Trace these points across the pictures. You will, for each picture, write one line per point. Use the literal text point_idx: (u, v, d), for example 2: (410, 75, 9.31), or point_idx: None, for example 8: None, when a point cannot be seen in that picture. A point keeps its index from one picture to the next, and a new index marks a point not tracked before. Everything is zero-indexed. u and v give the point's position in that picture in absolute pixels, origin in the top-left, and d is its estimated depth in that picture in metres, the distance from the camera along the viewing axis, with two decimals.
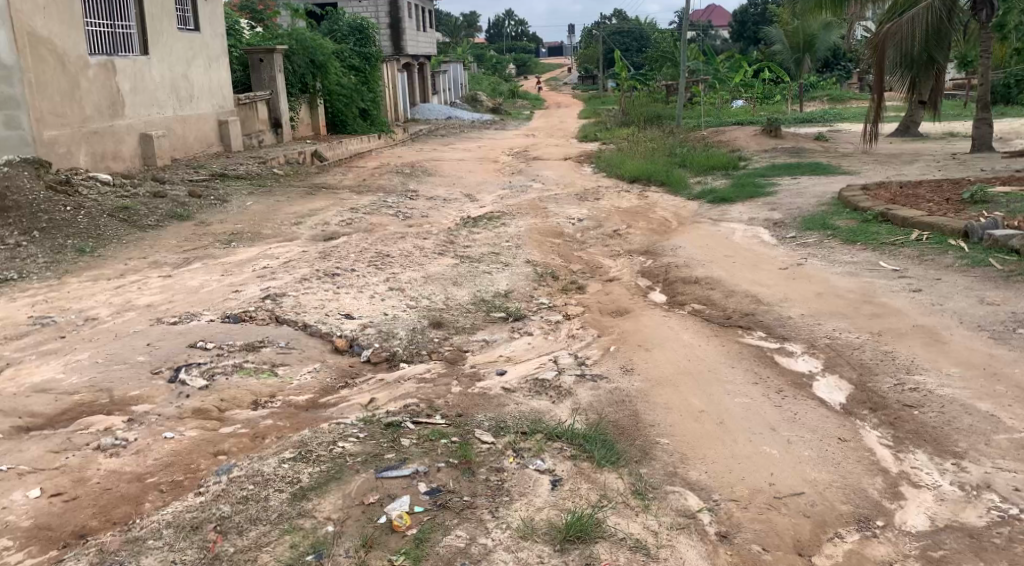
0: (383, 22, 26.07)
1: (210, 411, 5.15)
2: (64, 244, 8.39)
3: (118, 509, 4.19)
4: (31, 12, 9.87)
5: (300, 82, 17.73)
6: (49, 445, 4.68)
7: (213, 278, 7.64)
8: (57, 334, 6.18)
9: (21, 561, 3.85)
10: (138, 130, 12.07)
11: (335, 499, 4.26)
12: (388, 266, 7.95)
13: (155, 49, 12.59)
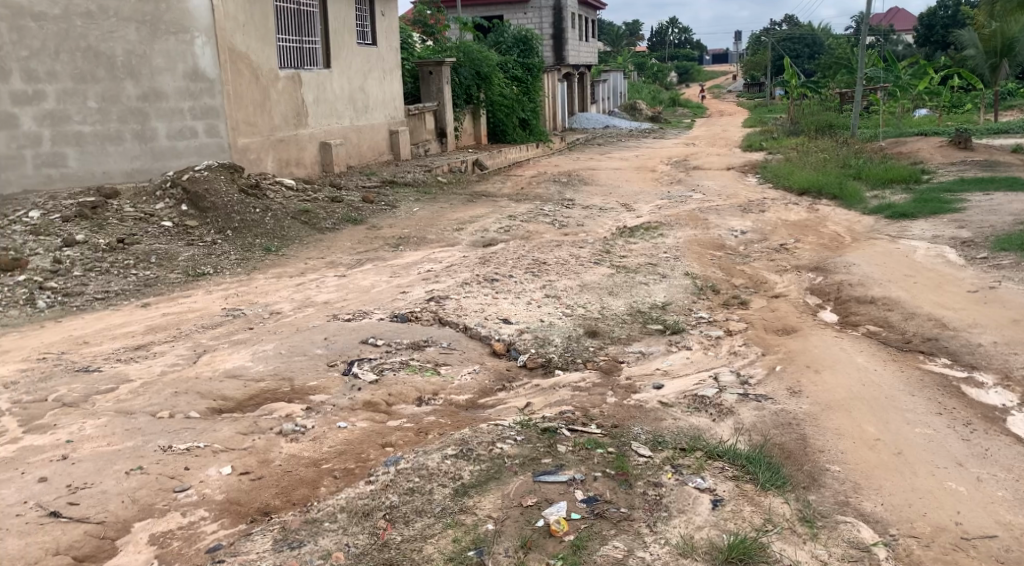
0: (547, 33, 26.43)
1: (378, 404, 5.42)
2: (253, 243, 9.06)
3: (296, 490, 4.48)
4: (233, 29, 10.75)
5: (465, 93, 18.29)
6: (240, 426, 5.04)
7: (381, 279, 8.02)
8: (245, 324, 6.69)
9: (215, 531, 4.14)
10: (319, 139, 12.83)
11: (494, 498, 4.39)
12: (545, 273, 8.08)
13: (336, 63, 13.36)
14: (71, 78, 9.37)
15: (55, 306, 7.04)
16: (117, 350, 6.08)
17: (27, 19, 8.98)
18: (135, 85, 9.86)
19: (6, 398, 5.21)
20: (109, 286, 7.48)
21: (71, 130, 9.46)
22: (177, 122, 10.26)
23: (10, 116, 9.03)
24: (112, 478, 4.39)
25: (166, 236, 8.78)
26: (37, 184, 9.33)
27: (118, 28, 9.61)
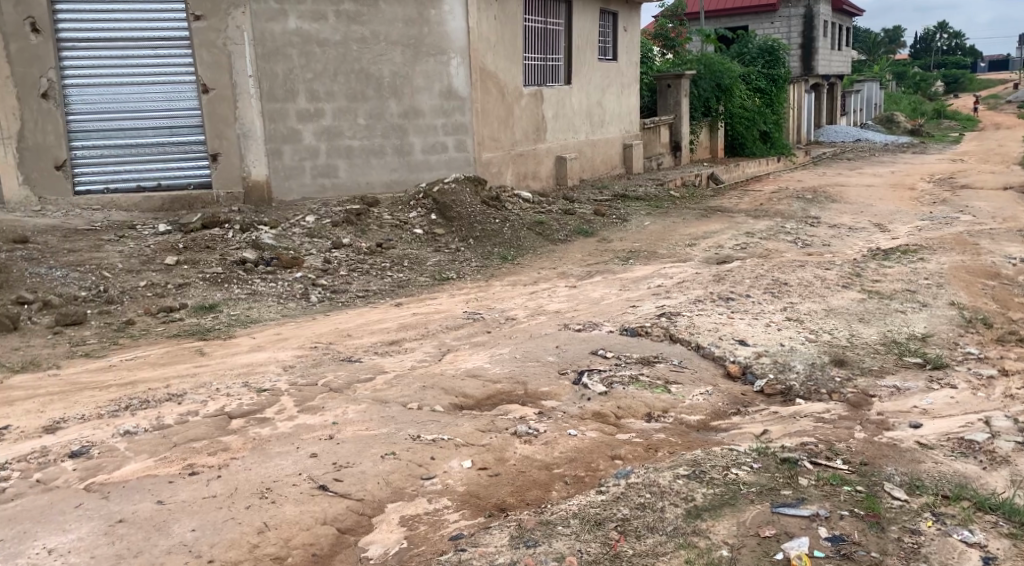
0: (795, 42, 25.40)
1: (608, 416, 5.44)
2: (492, 252, 9.42)
3: (530, 491, 4.62)
4: (485, 50, 11.26)
5: (703, 105, 17.98)
6: (479, 423, 5.25)
7: (612, 291, 8.07)
8: (483, 328, 6.98)
9: (456, 520, 4.36)
10: (555, 153, 13.13)
11: (729, 525, 4.26)
12: (786, 294, 7.74)
13: (578, 78, 13.63)
14: (345, 98, 10.31)
15: (324, 300, 7.74)
16: (374, 344, 6.56)
17: (314, 46, 10.05)
18: (398, 103, 10.60)
19: (284, 379, 5.79)
20: (368, 286, 8.09)
21: (343, 144, 10.40)
22: (431, 138, 10.88)
23: (296, 132, 10.18)
24: (369, 460, 4.75)
25: (417, 243, 9.37)
26: (314, 192, 10.38)
27: (386, 51, 10.41)
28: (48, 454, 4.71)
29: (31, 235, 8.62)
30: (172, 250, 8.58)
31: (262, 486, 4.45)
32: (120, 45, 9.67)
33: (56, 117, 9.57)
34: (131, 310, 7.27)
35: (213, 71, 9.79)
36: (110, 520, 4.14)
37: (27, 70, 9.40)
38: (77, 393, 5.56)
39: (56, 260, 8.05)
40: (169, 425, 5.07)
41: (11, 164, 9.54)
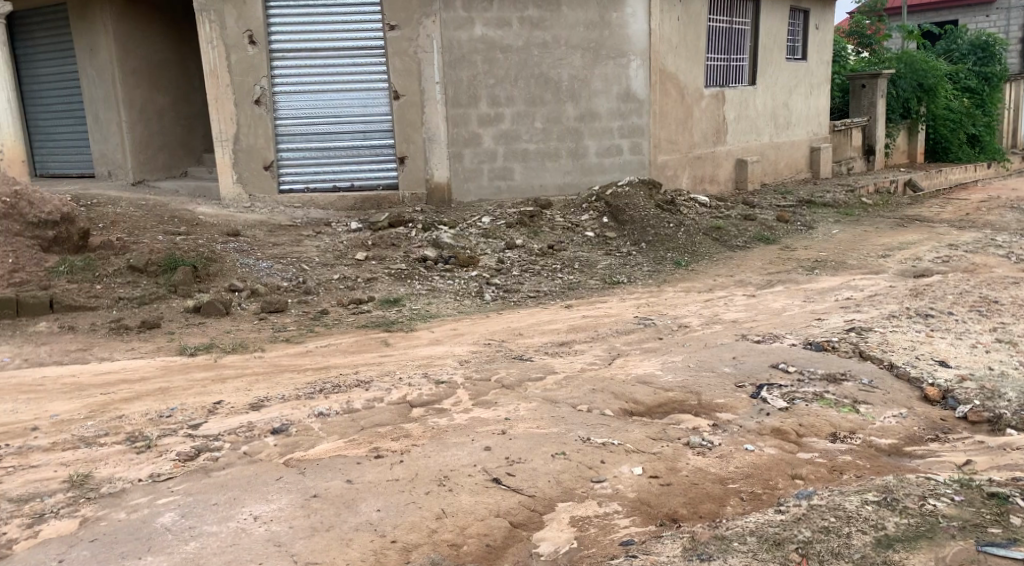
0: (1015, 36, 23.39)
1: (788, 433, 5.21)
2: (665, 257, 9.26)
3: (704, 504, 4.51)
4: (666, 52, 11.10)
5: (902, 107, 16.91)
6: (651, 431, 5.19)
7: (795, 302, 7.76)
8: (655, 335, 6.88)
9: (627, 525, 4.34)
10: (736, 156, 12.79)
11: (926, 559, 4.02)
12: (996, 314, 7.15)
13: (763, 79, 13.20)
14: (524, 102, 10.48)
15: (498, 299, 7.92)
16: (545, 344, 6.64)
17: (497, 52, 10.29)
18: (575, 107, 10.64)
19: (460, 373, 5.99)
20: (539, 287, 8.20)
21: (519, 147, 10.57)
22: (606, 141, 10.85)
23: (476, 136, 10.46)
24: (541, 458, 4.81)
25: (588, 246, 9.40)
26: (490, 195, 10.63)
27: (567, 56, 10.49)
28: (254, 429, 5.10)
29: (242, 229, 9.38)
30: (362, 246, 9.08)
31: (441, 474, 4.63)
32: (321, 54, 10.35)
33: (266, 122, 10.38)
34: (325, 301, 7.75)
35: (403, 78, 10.27)
36: (306, 494, 4.42)
37: (243, 79, 10.26)
38: (277, 374, 5.99)
39: (262, 252, 8.72)
40: (357, 410, 5.36)
41: (227, 164, 10.47)
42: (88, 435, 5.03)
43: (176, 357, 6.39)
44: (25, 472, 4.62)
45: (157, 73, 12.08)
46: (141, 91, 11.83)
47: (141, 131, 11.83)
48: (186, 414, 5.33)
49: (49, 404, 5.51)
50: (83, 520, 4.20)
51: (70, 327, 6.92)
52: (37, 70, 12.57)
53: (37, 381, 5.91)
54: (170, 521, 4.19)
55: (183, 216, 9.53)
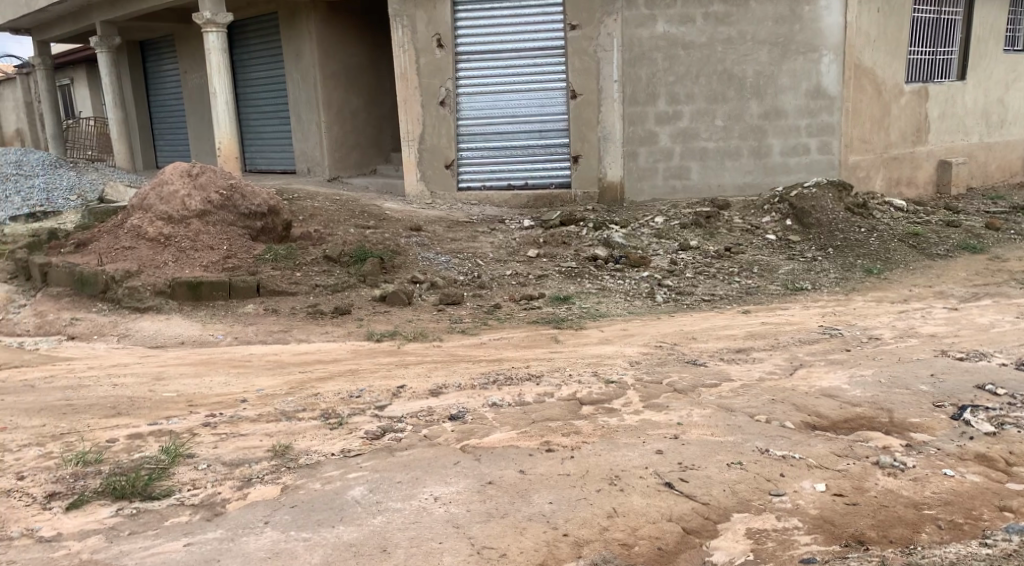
0: None
1: (996, 461, 4.80)
2: (855, 263, 8.73)
3: (895, 528, 4.24)
4: (862, 46, 10.46)
5: None
6: (835, 446, 4.93)
7: (1004, 319, 7.12)
8: (843, 346, 6.53)
9: (808, 543, 4.15)
10: (938, 157, 11.92)
11: None
12: None
13: (974, 73, 12.22)
14: (704, 99, 10.23)
15: (670, 301, 7.78)
16: (721, 350, 6.46)
17: (679, 49, 10.11)
18: (759, 104, 10.23)
19: (631, 374, 5.94)
20: (715, 290, 7.99)
21: (698, 146, 10.34)
22: (792, 140, 10.33)
23: (653, 134, 10.34)
24: (715, 466, 4.69)
25: (769, 249, 9.04)
26: (665, 193, 10.49)
27: (752, 51, 10.11)
28: (434, 414, 5.28)
29: (424, 224, 9.74)
30: (535, 243, 9.20)
31: (612, 473, 4.60)
32: (504, 54, 10.58)
33: (449, 122, 10.72)
34: (498, 295, 7.91)
35: (582, 78, 10.33)
36: (481, 480, 4.52)
37: (430, 81, 10.65)
38: (454, 363, 6.17)
39: (441, 246, 9.01)
40: (529, 403, 5.44)
41: (412, 163, 10.93)
42: (287, 410, 5.39)
43: (364, 342, 6.73)
44: (235, 439, 4.98)
45: (353, 76, 12.74)
46: (339, 93, 12.53)
47: (337, 131, 12.54)
48: (373, 395, 5.59)
49: (255, 379, 5.95)
50: (284, 488, 4.47)
51: (273, 310, 7.44)
52: (251, 73, 13.62)
53: (244, 357, 6.42)
54: (360, 495, 4.39)
55: (372, 211, 10.02)
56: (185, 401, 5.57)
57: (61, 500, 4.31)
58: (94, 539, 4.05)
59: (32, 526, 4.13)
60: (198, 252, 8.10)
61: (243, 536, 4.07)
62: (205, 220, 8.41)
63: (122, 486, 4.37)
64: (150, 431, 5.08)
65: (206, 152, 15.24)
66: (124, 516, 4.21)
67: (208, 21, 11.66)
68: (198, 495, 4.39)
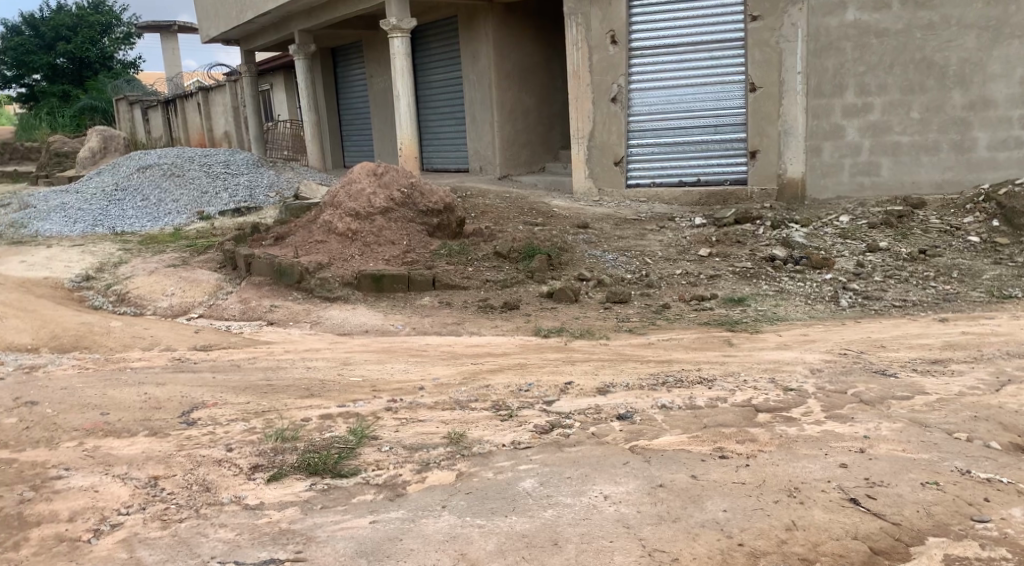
0: None
1: None
2: None
3: None
4: None
5: None
6: None
7: None
8: None
9: None
10: None
11: None
12: None
13: None
14: (899, 90, 9.48)
15: (856, 306, 7.36)
16: (914, 361, 6.04)
17: (871, 37, 9.44)
18: (964, 94, 9.31)
19: (812, 382, 5.66)
20: (907, 296, 7.47)
21: (890, 140, 9.62)
22: (1003, 133, 9.28)
23: (839, 128, 9.74)
24: (907, 484, 4.39)
25: (972, 252, 8.29)
26: (851, 191, 9.85)
27: (957, 36, 9.22)
28: (602, 412, 5.26)
29: (592, 221, 9.71)
30: (706, 242, 8.97)
31: (792, 485, 4.41)
32: (680, 49, 10.42)
33: (620, 119, 10.68)
34: (667, 295, 7.77)
35: (762, 70, 9.96)
36: (652, 482, 4.46)
37: (603, 78, 10.66)
38: (623, 362, 6.12)
39: (609, 244, 8.97)
40: (701, 407, 5.30)
41: (581, 160, 11.00)
42: (461, 400, 5.53)
43: (532, 337, 6.80)
44: (414, 424, 5.17)
45: (527, 75, 12.90)
46: (512, 92, 12.73)
47: (509, 129, 12.74)
48: (541, 390, 5.64)
49: (431, 367, 6.15)
50: (459, 474, 4.59)
51: (447, 302, 7.67)
52: (430, 75, 14.10)
53: (421, 347, 6.65)
54: (531, 487, 4.44)
55: (541, 208, 10.12)
56: (369, 386, 5.83)
57: (263, 472, 4.62)
58: (291, 510, 4.29)
59: (239, 494, 4.42)
60: (381, 246, 8.51)
61: (422, 517, 4.21)
62: (388, 216, 8.78)
63: (315, 463, 4.64)
64: (339, 413, 5.36)
65: (386, 152, 15.94)
66: (317, 490, 4.46)
67: (395, 27, 12.14)
68: (382, 475, 4.59)
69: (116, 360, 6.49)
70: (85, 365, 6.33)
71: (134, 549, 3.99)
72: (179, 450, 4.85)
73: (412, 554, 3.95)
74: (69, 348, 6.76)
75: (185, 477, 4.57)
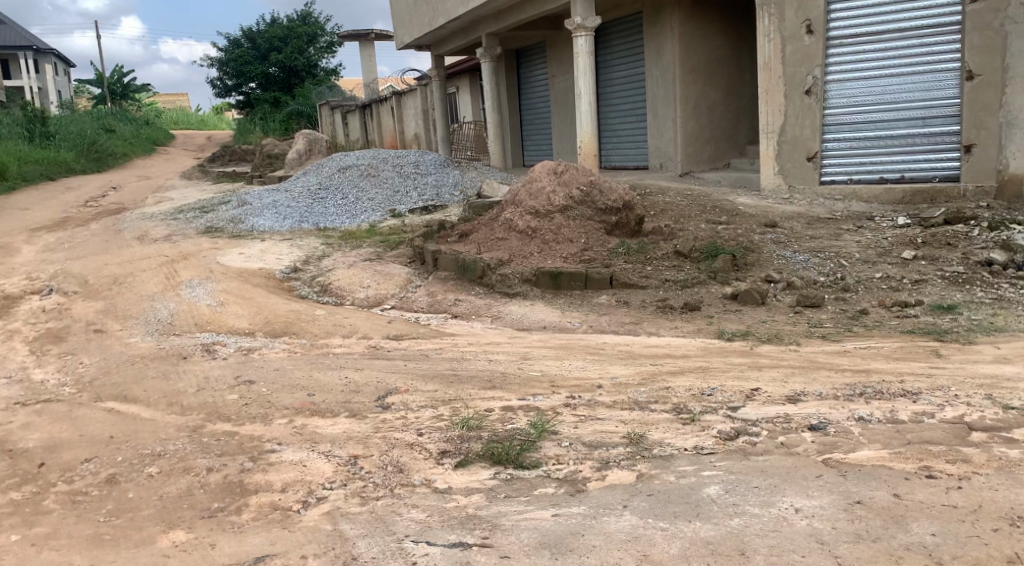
0: None
1: None
2: None
3: None
4: None
5: None
6: None
7: None
8: None
9: None
10: None
11: None
12: None
13: None
14: None
15: None
16: None
17: None
18: None
19: None
20: None
21: None
22: None
23: None
24: None
25: None
26: None
27: None
28: (791, 422, 5.07)
29: (780, 220, 9.37)
30: (911, 244, 8.43)
31: (1014, 513, 4.07)
32: (885, 38, 9.86)
33: (814, 112, 10.24)
34: (866, 300, 7.37)
35: (982, 56, 9.18)
36: (848, 499, 4.25)
37: (796, 70, 10.26)
38: (814, 370, 5.86)
39: (800, 244, 8.61)
40: (904, 421, 4.99)
41: (770, 156, 10.66)
42: (641, 400, 5.51)
43: (715, 340, 6.66)
44: (593, 422, 5.20)
45: (714, 70, 12.62)
46: (697, 88, 12.47)
47: (692, 126, 12.51)
48: (725, 395, 5.51)
49: (610, 366, 6.16)
50: (639, 475, 4.58)
51: (625, 302, 7.65)
52: (613, 73, 14.09)
53: (599, 345, 6.68)
54: (716, 494, 4.36)
55: (725, 206, 9.88)
56: (548, 381, 5.93)
57: (451, 458, 4.81)
58: (477, 497, 4.45)
59: (429, 477, 4.63)
60: (560, 244, 8.62)
61: (604, 515, 4.23)
62: (567, 214, 8.89)
63: (499, 453, 4.78)
64: (520, 406, 5.49)
65: (567, 150, 16.10)
66: (500, 479, 4.60)
67: (578, 26, 12.24)
68: (562, 470, 4.66)
69: (320, 346, 6.96)
70: (293, 350, 6.83)
71: (336, 522, 4.26)
72: (375, 433, 5.14)
73: (595, 550, 3.98)
74: (280, 333, 7.32)
75: (381, 458, 4.83)
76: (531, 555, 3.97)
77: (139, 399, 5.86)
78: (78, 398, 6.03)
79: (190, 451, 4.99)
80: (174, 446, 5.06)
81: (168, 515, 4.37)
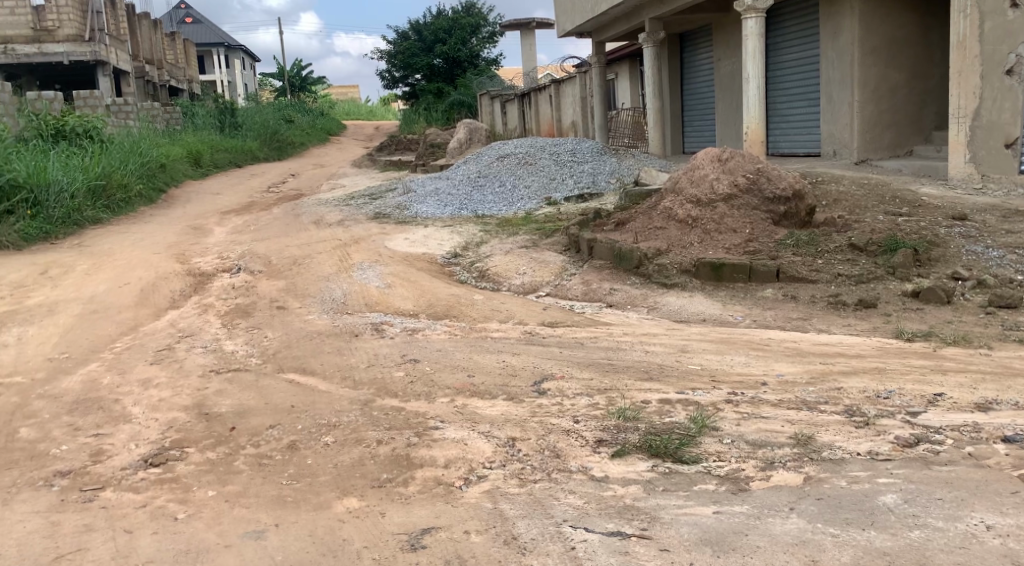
0: None
1: None
2: None
3: None
4: None
5: None
6: None
7: None
8: None
9: None
10: None
11: None
12: None
13: None
14: None
15: None
16: None
17: None
18: None
19: None
20: None
21: None
22: None
23: None
24: None
25: None
26: None
27: None
28: (981, 431, 4.70)
29: (971, 213, 8.67)
30: None
31: None
32: None
33: (1016, 94, 9.28)
34: None
35: None
36: None
37: (995, 47, 9.38)
38: (1008, 377, 5.40)
39: (995, 239, 7.94)
40: None
41: (961, 142, 9.93)
42: (809, 400, 5.26)
43: (892, 340, 6.27)
44: (758, 420, 5.01)
45: (898, 50, 11.84)
46: (878, 70, 11.76)
47: (871, 110, 11.83)
48: (904, 399, 5.18)
49: (775, 363, 5.92)
50: (807, 478, 4.37)
51: (792, 296, 7.32)
52: (784, 56, 13.56)
53: (763, 341, 6.43)
54: (893, 503, 4.09)
55: (905, 197, 9.26)
56: (709, 376, 5.77)
57: (608, 447, 4.77)
58: (635, 488, 4.39)
59: (586, 464, 4.61)
60: (722, 234, 8.37)
61: (770, 516, 4.06)
62: (731, 203, 8.61)
63: (657, 445, 4.69)
64: (679, 399, 5.36)
65: (731, 137, 15.60)
66: (659, 472, 4.51)
67: (748, 7, 11.86)
68: (724, 468, 4.52)
69: (479, 329, 7.08)
70: (454, 332, 6.98)
71: (497, 501, 4.32)
72: (532, 416, 5.18)
73: (759, 551, 3.83)
74: (442, 315, 7.51)
75: (538, 442, 4.86)
76: (692, 550, 3.87)
77: (316, 371, 6.18)
78: (264, 367, 6.44)
79: (362, 423, 5.20)
80: (348, 418, 5.29)
81: (343, 482, 4.58)
